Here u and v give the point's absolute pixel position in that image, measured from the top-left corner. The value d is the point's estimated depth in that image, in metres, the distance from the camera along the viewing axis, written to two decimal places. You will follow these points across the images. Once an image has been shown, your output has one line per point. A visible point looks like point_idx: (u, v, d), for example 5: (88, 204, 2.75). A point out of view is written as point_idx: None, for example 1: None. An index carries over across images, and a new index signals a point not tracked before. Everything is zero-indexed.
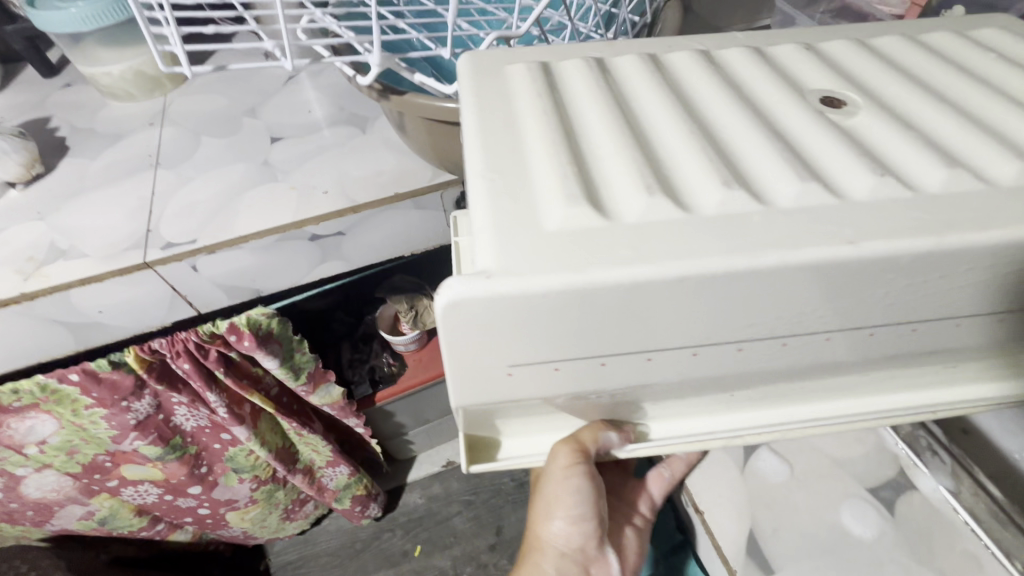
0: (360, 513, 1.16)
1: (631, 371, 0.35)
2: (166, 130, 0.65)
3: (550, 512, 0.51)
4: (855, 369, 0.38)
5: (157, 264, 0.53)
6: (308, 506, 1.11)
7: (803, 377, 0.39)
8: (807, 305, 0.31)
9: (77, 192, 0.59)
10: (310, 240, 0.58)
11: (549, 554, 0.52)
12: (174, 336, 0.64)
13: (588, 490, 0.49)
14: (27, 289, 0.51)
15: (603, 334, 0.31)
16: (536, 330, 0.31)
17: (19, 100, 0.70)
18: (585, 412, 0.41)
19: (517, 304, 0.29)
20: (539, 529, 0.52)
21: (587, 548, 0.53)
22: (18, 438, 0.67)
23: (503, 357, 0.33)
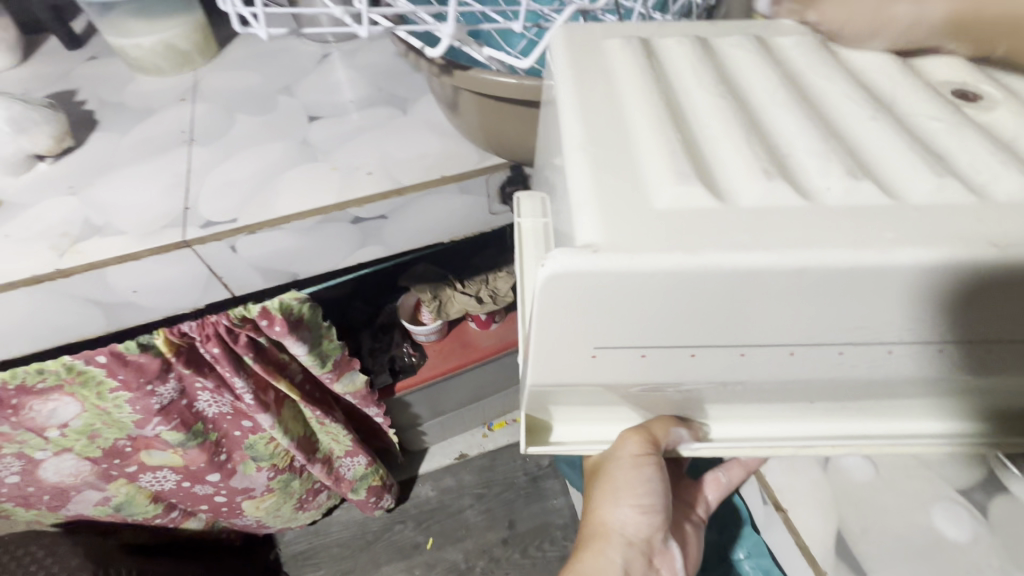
0: (374, 504, 1.15)
1: (715, 364, 0.34)
2: (199, 106, 0.63)
3: (618, 498, 0.48)
4: (926, 387, 0.36)
5: (196, 243, 0.51)
6: (322, 495, 1.10)
7: (880, 392, 0.37)
8: (934, 305, 0.29)
9: (109, 167, 0.57)
10: (352, 223, 0.56)
11: (616, 541, 0.49)
12: (205, 319, 0.62)
13: (658, 478, 0.47)
14: (61, 266, 0.48)
15: (684, 328, 0.30)
16: (624, 315, 0.30)
17: (44, 72, 0.67)
18: (652, 405, 0.40)
19: (619, 283, 0.28)
20: (604, 514, 0.50)
21: (653, 541, 0.51)
22: (39, 420, 0.65)
23: (576, 338, 0.31)
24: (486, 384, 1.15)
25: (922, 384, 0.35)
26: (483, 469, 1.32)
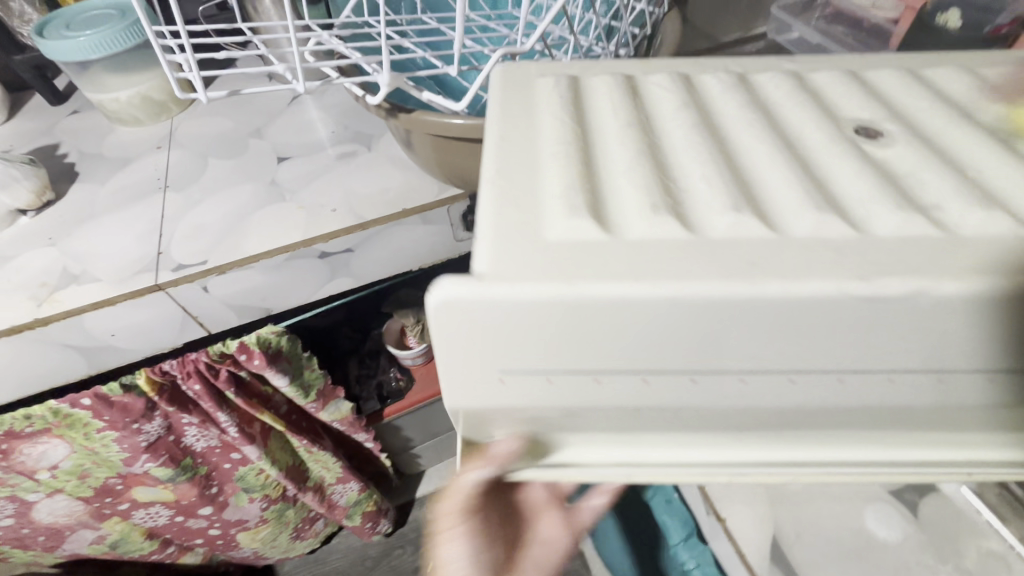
0: (371, 530, 1.15)
1: (634, 396, 0.34)
2: (173, 153, 0.66)
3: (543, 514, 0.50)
4: (885, 422, 0.36)
5: (169, 285, 0.53)
6: (318, 523, 1.10)
7: (845, 426, 0.36)
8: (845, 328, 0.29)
9: (88, 217, 0.60)
10: (319, 258, 0.58)
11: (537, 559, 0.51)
12: (185, 357, 0.64)
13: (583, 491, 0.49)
14: (40, 315, 0.51)
15: (587, 355, 0.31)
16: (525, 345, 0.31)
17: (28, 128, 0.71)
18: None
19: (507, 310, 0.29)
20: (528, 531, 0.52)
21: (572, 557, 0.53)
22: (30, 463, 0.67)
23: (478, 366, 0.32)
24: None
25: (877, 411, 0.34)
26: None
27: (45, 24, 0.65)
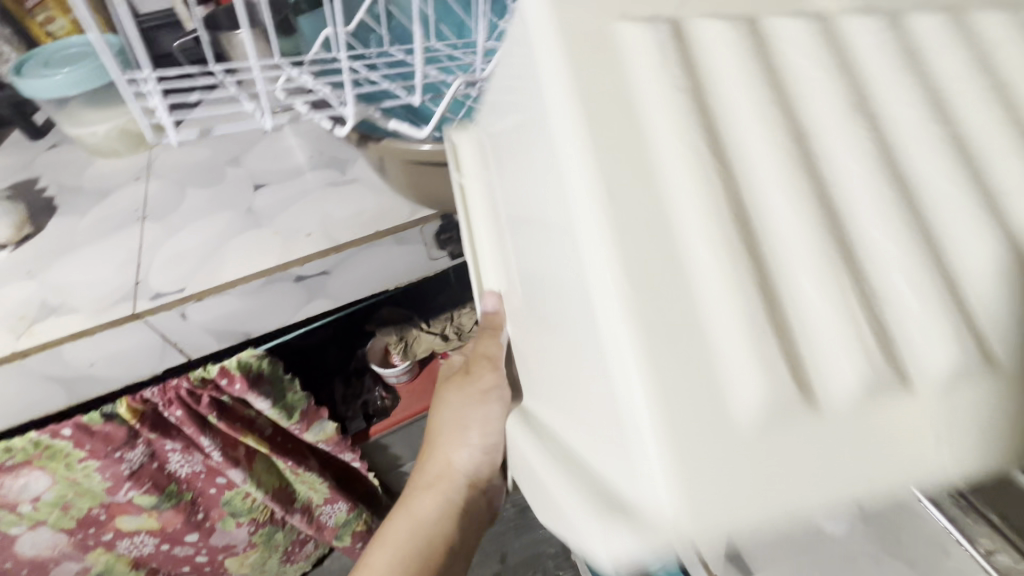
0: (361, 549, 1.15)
1: None
2: (151, 184, 0.68)
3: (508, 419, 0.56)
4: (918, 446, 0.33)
5: (147, 314, 0.54)
6: (308, 546, 1.10)
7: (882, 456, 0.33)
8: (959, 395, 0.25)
9: (66, 249, 0.61)
10: (295, 281, 0.60)
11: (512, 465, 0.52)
12: (166, 383, 0.65)
13: None
14: (19, 348, 0.52)
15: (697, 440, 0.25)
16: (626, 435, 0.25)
17: (7, 163, 0.72)
18: None
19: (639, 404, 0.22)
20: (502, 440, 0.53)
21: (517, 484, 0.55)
22: (11, 496, 0.67)
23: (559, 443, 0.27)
24: None
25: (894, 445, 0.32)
26: None
27: (23, 62, 0.67)
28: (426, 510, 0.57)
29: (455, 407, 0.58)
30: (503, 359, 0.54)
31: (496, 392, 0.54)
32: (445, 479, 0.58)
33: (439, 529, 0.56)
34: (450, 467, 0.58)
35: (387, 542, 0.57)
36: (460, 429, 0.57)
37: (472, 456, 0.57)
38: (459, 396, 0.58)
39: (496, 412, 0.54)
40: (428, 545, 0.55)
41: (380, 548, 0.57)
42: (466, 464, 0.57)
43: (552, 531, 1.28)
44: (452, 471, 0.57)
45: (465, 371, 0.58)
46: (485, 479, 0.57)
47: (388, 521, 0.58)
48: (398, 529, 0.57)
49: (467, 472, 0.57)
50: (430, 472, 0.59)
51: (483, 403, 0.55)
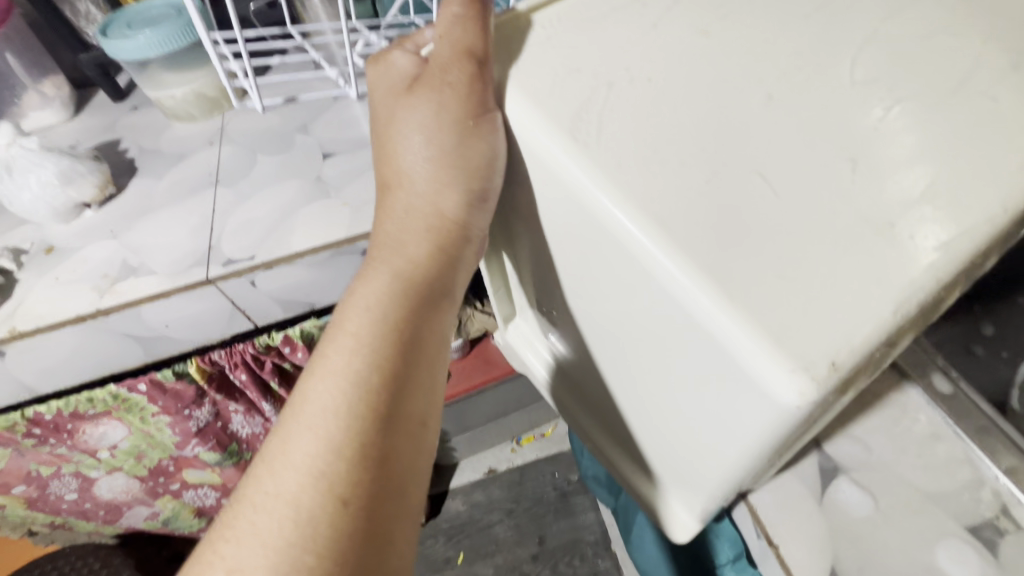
0: None
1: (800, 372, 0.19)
2: (224, 149, 0.68)
3: (387, 183, 0.32)
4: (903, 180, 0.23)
5: (219, 279, 0.55)
6: None
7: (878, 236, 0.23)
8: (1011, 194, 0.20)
9: (145, 211, 0.62)
10: (362, 254, 0.59)
11: (406, 199, 0.31)
12: (233, 348, 0.66)
13: (405, 147, 0.31)
14: (101, 305, 0.53)
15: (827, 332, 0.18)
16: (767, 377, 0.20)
17: (92, 124, 0.75)
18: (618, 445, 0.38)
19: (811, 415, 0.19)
20: (390, 201, 0.32)
21: (420, 280, 0.31)
22: (91, 442, 0.71)
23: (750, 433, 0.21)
24: (511, 400, 1.15)
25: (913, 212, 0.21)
26: (512, 484, 1.33)
27: (108, 24, 0.68)
28: (363, 310, 0.31)
29: (383, 84, 0.32)
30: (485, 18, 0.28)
31: (488, 126, 0.27)
32: (391, 272, 0.31)
33: (396, 325, 0.31)
34: (391, 272, 0.31)
35: (325, 363, 0.30)
36: (396, 143, 0.31)
37: (426, 170, 0.30)
38: (398, 150, 0.31)
39: (500, 137, 0.27)
40: (382, 366, 0.30)
41: (307, 387, 0.30)
42: (407, 210, 0.31)
43: (593, 518, 1.27)
44: (390, 277, 0.31)
45: (410, 79, 0.31)
46: (459, 213, 0.30)
47: (314, 353, 0.31)
48: (342, 332, 0.31)
49: (413, 183, 0.31)
50: (381, 243, 0.32)
51: (469, 135, 0.27)
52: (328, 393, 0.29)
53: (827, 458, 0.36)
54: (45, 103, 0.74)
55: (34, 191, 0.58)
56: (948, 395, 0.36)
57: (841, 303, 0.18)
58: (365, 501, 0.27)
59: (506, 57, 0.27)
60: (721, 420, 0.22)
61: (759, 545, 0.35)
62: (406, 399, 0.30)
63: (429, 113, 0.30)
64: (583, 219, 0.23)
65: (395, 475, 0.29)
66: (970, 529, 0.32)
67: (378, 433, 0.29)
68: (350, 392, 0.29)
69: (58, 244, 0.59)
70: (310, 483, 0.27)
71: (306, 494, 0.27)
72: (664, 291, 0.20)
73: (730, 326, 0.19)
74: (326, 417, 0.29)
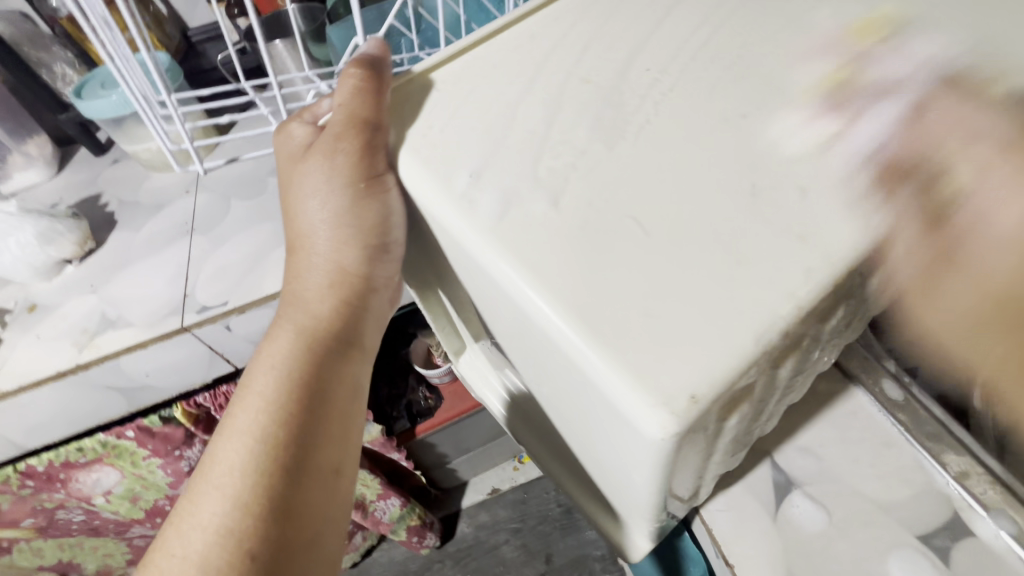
0: (420, 543, 1.20)
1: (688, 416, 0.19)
2: (201, 197, 0.70)
3: (293, 242, 0.35)
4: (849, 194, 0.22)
5: (194, 327, 0.56)
6: (356, 537, 1.18)
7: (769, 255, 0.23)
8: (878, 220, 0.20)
9: (124, 263, 0.64)
10: None
11: (311, 255, 0.34)
12: (217, 391, 0.67)
13: (309, 207, 0.33)
14: (81, 360, 0.55)
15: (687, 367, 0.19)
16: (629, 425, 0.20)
17: (75, 180, 0.77)
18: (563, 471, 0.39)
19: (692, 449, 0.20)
20: (296, 258, 0.34)
21: (324, 328, 0.33)
22: (86, 489, 0.72)
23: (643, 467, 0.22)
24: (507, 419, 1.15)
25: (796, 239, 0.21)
26: (517, 503, 1.32)
27: (83, 85, 0.71)
28: (270, 365, 0.33)
29: (286, 154, 0.35)
30: (376, 85, 0.30)
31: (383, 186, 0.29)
32: (297, 326, 0.33)
33: (305, 374, 0.32)
34: (296, 326, 0.33)
35: (238, 417, 0.32)
36: (301, 205, 0.33)
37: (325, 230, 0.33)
38: (303, 209, 0.33)
39: (393, 197, 0.29)
40: (287, 415, 0.31)
41: (221, 440, 0.32)
42: (312, 267, 0.34)
43: (600, 532, 1.26)
44: (296, 331, 0.33)
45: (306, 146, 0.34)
46: (359, 267, 0.33)
47: (227, 408, 0.33)
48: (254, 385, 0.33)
49: (315, 242, 0.33)
50: (289, 297, 0.34)
51: (363, 197, 0.30)
52: (238, 445, 0.31)
53: (780, 472, 0.36)
54: (29, 162, 0.77)
55: (15, 252, 0.60)
56: (899, 402, 0.36)
57: (697, 335, 0.19)
58: (274, 547, 0.29)
59: (399, 119, 0.28)
60: (617, 449, 0.23)
61: (720, 565, 0.35)
62: (318, 444, 0.32)
63: (323, 177, 0.32)
64: (469, 265, 0.24)
65: (305, 520, 0.30)
66: (921, 537, 0.32)
67: (288, 480, 0.30)
68: (258, 443, 0.31)
69: (41, 302, 0.61)
70: (220, 533, 0.29)
71: (218, 546, 0.29)
72: (542, 332, 0.21)
73: (602, 371, 0.19)
74: (237, 468, 0.30)
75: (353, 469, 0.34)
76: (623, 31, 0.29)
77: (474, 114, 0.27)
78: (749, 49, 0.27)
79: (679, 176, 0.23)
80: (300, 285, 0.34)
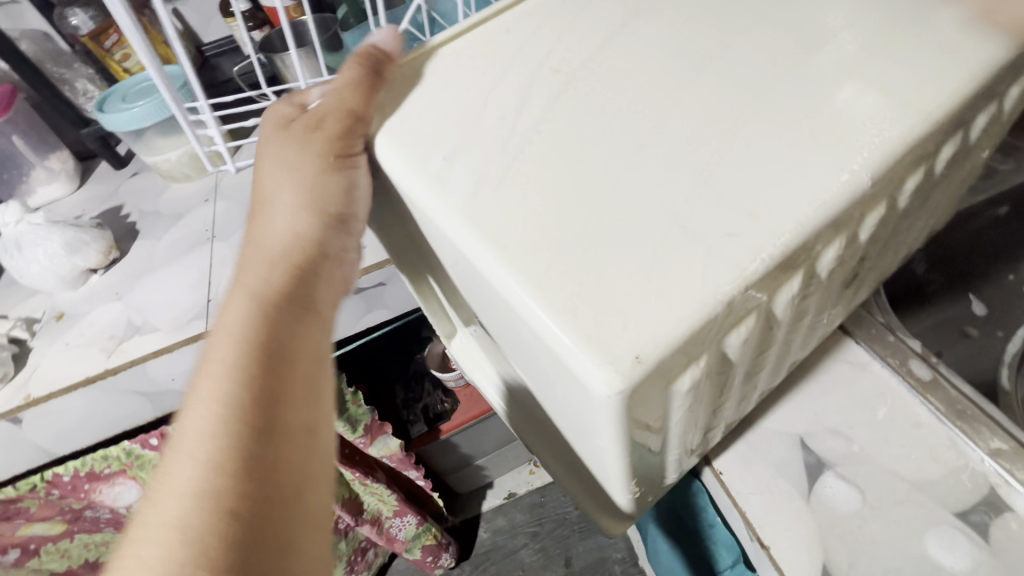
0: (433, 563, 1.18)
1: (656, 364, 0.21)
2: (220, 205, 0.71)
3: (262, 208, 0.34)
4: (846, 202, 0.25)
5: None
6: (370, 553, 1.16)
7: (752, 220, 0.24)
8: None
9: (148, 271, 0.65)
10: (354, 293, 0.61)
11: (277, 218, 0.34)
12: None
13: (283, 175, 0.34)
14: (109, 365, 0.56)
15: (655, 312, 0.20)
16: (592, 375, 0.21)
17: (96, 193, 0.79)
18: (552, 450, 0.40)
19: None
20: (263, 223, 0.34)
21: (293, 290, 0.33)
22: (108, 502, 0.74)
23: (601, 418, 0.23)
24: None
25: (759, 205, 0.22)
26: (534, 507, 1.32)
27: (104, 99, 0.73)
28: (227, 329, 0.31)
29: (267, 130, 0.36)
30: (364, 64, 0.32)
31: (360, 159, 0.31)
32: (256, 290, 0.32)
33: (267, 328, 0.31)
34: (250, 288, 0.32)
35: (195, 385, 0.29)
36: (271, 177, 0.34)
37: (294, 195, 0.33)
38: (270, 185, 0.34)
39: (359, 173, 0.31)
40: (249, 377, 0.29)
41: (181, 413, 0.29)
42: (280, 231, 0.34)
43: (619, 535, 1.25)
44: (248, 294, 0.32)
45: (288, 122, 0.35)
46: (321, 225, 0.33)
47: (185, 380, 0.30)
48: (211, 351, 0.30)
49: (283, 204, 0.34)
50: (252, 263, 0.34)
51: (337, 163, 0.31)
52: (198, 411, 0.28)
53: (811, 454, 0.36)
54: (52, 176, 0.79)
55: (43, 263, 0.61)
56: (928, 380, 0.36)
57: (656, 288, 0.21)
58: (259, 502, 0.26)
59: (383, 108, 0.30)
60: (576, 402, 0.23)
61: (755, 550, 0.35)
62: (283, 406, 0.29)
63: (296, 149, 0.33)
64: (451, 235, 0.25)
65: (279, 487, 0.27)
66: (958, 515, 0.32)
67: (263, 438, 0.28)
68: (219, 406, 0.28)
69: (68, 310, 0.62)
70: (191, 503, 0.25)
71: (192, 518, 0.25)
72: (501, 295, 0.23)
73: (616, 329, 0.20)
74: (200, 435, 0.27)
75: (333, 429, 0.32)
76: (641, 23, 0.30)
77: (458, 104, 0.29)
78: (764, 42, 0.28)
79: (679, 165, 0.24)
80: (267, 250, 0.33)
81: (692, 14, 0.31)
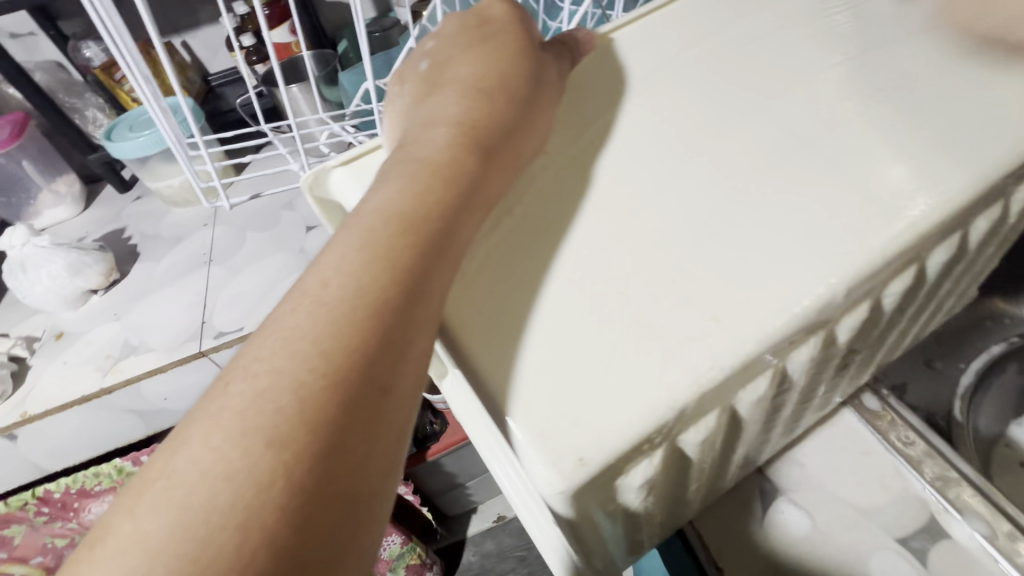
0: None
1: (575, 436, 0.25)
2: (218, 229, 0.74)
3: (426, 156, 0.30)
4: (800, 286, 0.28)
5: (211, 351, 0.59)
6: None
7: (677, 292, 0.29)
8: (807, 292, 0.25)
9: (146, 292, 0.67)
10: None
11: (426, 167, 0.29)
12: None
13: (429, 141, 0.30)
14: (105, 384, 0.58)
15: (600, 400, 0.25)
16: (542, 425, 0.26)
17: (100, 216, 0.82)
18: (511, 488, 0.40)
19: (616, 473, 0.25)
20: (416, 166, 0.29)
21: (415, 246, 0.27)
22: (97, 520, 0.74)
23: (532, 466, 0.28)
24: None
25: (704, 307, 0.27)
26: (523, 530, 1.32)
27: (112, 128, 0.76)
28: (339, 265, 0.26)
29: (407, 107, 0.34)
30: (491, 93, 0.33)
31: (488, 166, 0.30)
32: (398, 216, 0.27)
33: (383, 288, 0.25)
34: (393, 212, 0.27)
35: (266, 343, 0.24)
36: (417, 137, 0.31)
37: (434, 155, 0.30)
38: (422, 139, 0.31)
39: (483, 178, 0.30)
40: (350, 347, 0.23)
41: (235, 375, 0.23)
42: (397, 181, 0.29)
43: None
44: (392, 219, 0.27)
45: (445, 90, 0.33)
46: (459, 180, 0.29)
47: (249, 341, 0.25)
48: (303, 300, 0.25)
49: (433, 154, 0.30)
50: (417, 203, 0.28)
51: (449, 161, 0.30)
52: (266, 379, 0.22)
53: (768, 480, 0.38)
54: (58, 200, 0.82)
55: (46, 283, 0.64)
56: (876, 411, 0.40)
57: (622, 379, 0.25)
58: (312, 489, 0.21)
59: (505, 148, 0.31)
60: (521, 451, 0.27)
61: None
62: (369, 408, 0.23)
63: (434, 129, 0.31)
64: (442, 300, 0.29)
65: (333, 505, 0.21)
66: (900, 541, 0.37)
67: (339, 408, 0.22)
68: (295, 378, 0.22)
69: (68, 329, 0.65)
70: (228, 499, 0.20)
71: (231, 491, 0.20)
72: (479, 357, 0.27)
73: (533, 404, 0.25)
74: (256, 410, 0.22)
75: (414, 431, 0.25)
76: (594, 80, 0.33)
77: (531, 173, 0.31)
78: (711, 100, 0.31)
79: None
80: (406, 197, 0.28)
81: (657, 81, 0.35)
